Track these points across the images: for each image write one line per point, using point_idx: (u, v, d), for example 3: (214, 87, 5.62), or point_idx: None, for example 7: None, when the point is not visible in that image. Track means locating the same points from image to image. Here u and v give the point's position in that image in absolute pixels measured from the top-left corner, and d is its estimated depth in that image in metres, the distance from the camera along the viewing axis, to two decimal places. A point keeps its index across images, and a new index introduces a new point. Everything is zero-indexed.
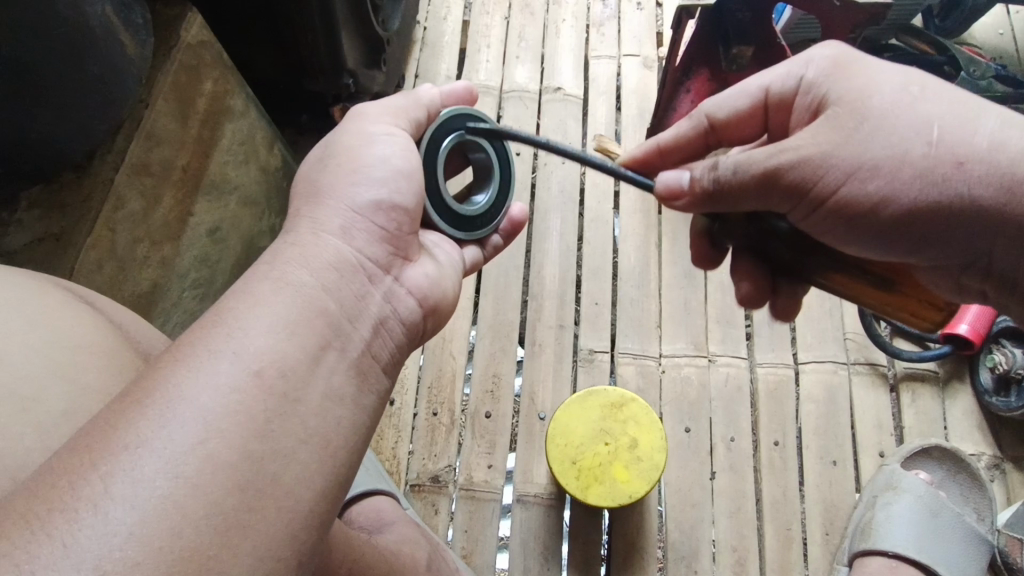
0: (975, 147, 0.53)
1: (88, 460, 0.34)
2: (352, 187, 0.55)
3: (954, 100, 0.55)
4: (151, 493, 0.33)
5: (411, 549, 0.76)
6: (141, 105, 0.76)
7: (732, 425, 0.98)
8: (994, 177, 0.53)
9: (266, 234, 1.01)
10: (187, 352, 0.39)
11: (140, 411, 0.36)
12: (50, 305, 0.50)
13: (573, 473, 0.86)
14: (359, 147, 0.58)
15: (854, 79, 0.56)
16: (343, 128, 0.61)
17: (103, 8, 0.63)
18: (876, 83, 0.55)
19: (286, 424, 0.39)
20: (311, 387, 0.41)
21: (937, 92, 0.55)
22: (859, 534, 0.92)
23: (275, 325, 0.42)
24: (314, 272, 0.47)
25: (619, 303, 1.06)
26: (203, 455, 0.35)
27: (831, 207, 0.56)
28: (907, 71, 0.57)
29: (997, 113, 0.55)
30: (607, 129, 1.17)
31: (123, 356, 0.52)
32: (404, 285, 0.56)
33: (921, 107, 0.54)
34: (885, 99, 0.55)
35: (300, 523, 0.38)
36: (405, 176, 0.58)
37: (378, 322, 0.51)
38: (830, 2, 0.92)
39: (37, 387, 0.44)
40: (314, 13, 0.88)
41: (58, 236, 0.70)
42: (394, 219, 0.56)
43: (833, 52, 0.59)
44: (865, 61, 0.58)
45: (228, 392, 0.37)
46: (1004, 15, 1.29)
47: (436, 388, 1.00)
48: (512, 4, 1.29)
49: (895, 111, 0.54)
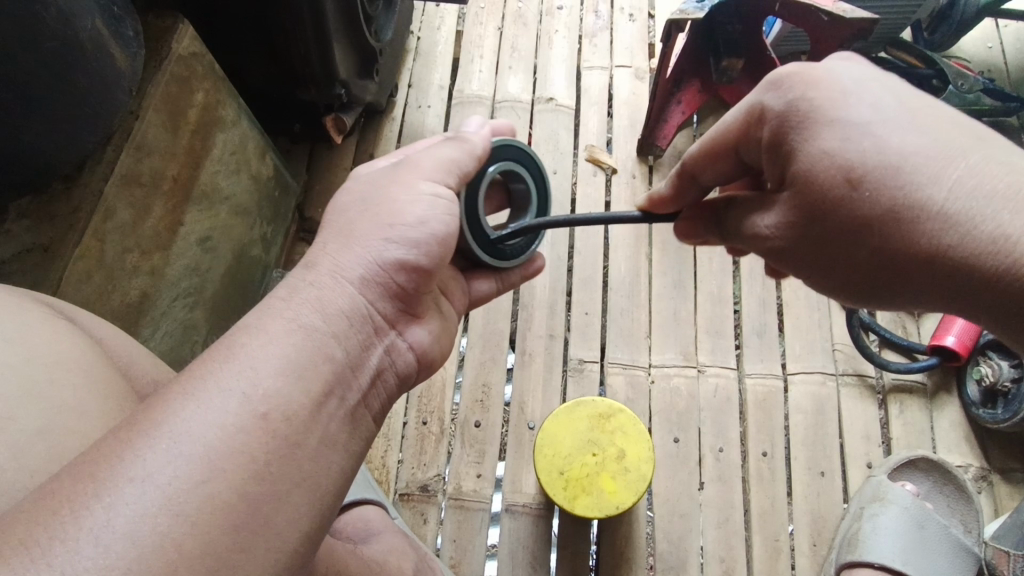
0: (929, 236, 0.47)
1: (92, 490, 0.34)
2: (382, 241, 0.51)
3: (916, 178, 0.47)
4: (150, 530, 0.33)
5: (398, 559, 0.76)
6: (132, 116, 0.77)
7: (721, 435, 0.98)
8: (947, 275, 0.47)
9: (257, 242, 1.02)
10: (195, 385, 0.39)
11: (149, 443, 0.35)
12: (31, 323, 0.50)
13: (561, 483, 0.86)
14: (402, 201, 0.53)
15: (803, 158, 0.50)
16: (393, 175, 0.56)
17: (94, 23, 0.63)
18: (819, 171, 0.49)
19: (286, 467, 0.39)
20: (313, 432, 0.41)
21: (902, 164, 0.47)
22: (846, 546, 0.91)
23: (281, 363, 0.41)
24: (328, 313, 0.47)
25: (609, 313, 1.07)
26: (205, 494, 0.35)
27: (805, 277, 0.56)
28: (869, 133, 0.48)
29: (978, 174, 0.46)
30: (599, 140, 1.18)
31: (104, 370, 0.52)
32: (406, 340, 0.57)
33: (871, 197, 0.48)
34: (831, 188, 0.49)
35: (286, 562, 0.38)
36: (440, 241, 0.54)
37: (376, 374, 0.51)
38: (818, 17, 0.92)
39: (15, 403, 0.44)
40: (305, 25, 0.89)
41: (47, 246, 0.70)
42: (412, 280, 0.53)
43: (790, 108, 0.51)
44: (823, 125, 0.49)
45: (235, 432, 0.37)
46: (992, 28, 1.30)
47: (426, 397, 1.00)
48: (505, 14, 1.29)
49: (837, 210, 0.49)
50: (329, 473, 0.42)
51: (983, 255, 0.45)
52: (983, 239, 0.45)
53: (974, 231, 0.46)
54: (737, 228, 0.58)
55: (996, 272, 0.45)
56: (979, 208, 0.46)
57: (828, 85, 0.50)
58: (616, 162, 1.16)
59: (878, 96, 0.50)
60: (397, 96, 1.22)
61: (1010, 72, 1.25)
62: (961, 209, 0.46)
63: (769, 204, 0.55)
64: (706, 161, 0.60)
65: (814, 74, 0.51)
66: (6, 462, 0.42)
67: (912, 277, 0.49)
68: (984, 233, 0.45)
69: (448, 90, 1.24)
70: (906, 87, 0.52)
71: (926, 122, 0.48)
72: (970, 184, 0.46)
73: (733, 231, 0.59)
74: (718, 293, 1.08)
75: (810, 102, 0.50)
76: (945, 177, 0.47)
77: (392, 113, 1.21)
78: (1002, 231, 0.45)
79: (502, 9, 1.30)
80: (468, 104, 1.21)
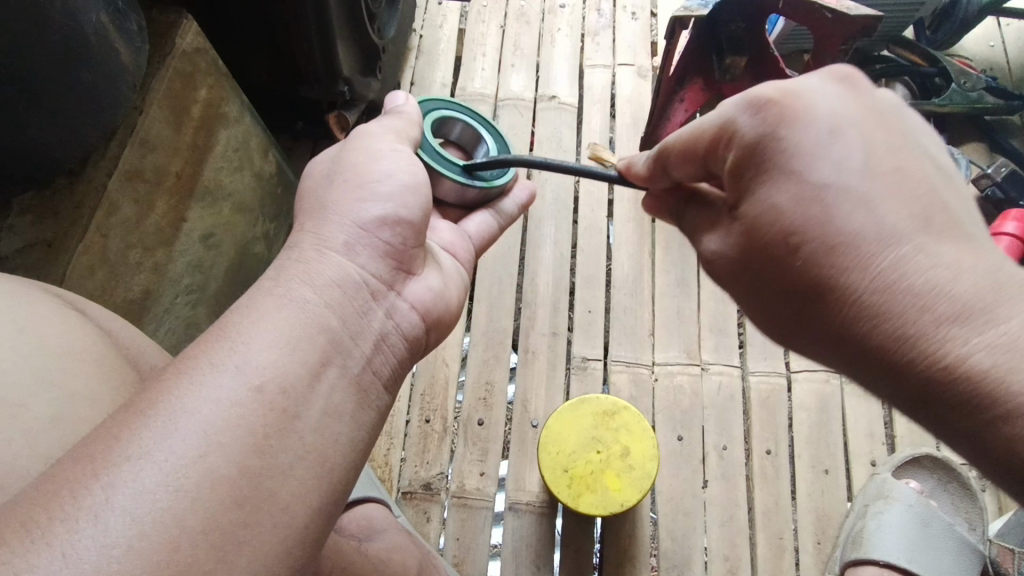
0: (847, 316, 0.46)
1: (91, 470, 0.33)
2: (359, 202, 0.54)
3: (849, 254, 0.45)
4: (150, 507, 0.33)
5: (401, 557, 0.75)
6: (135, 111, 0.76)
7: (724, 433, 0.98)
8: (849, 354, 0.48)
9: (260, 240, 1.02)
10: (191, 365, 0.39)
11: (144, 422, 0.35)
12: (41, 312, 0.49)
13: (565, 481, 0.86)
14: (365, 162, 0.57)
15: (755, 204, 0.48)
16: (347, 145, 0.59)
17: (98, 16, 0.63)
18: (763, 224, 0.48)
19: (285, 438, 0.38)
20: (313, 402, 0.41)
21: (840, 239, 0.45)
22: (851, 544, 0.91)
23: (277, 340, 0.41)
24: (318, 284, 0.47)
25: (612, 311, 1.06)
26: (204, 468, 0.35)
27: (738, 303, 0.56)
28: (812, 198, 0.46)
29: (909, 267, 0.44)
30: (601, 138, 1.18)
31: (114, 361, 0.52)
32: (406, 300, 0.56)
33: (803, 261, 0.47)
34: (771, 242, 0.48)
35: (295, 540, 0.37)
36: (411, 190, 0.57)
37: (380, 338, 0.50)
38: (821, 14, 0.91)
39: (26, 392, 0.44)
40: (308, 20, 0.89)
41: (51, 241, 0.69)
42: (398, 234, 0.55)
43: (756, 146, 0.47)
44: (779, 176, 0.47)
45: (229, 406, 0.37)
46: (994, 26, 1.30)
47: (428, 395, 1.00)
48: (507, 13, 1.29)
49: (769, 262, 0.49)
50: (344, 465, 0.41)
51: (885, 350, 0.45)
52: (889, 337, 0.44)
53: (887, 324, 0.44)
54: (693, 237, 0.58)
55: (889, 370, 0.45)
56: (898, 305, 0.44)
57: (791, 134, 0.46)
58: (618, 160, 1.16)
59: (845, 153, 0.46)
60: (399, 95, 1.22)
61: (1012, 71, 1.25)
62: (880, 300, 0.44)
63: (721, 232, 0.54)
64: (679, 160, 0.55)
65: (791, 109, 0.46)
66: (18, 450, 0.41)
67: (826, 344, 0.49)
68: (893, 332, 0.44)
69: (451, 88, 1.24)
70: (891, 139, 0.47)
71: (878, 193, 0.45)
72: (901, 275, 0.44)
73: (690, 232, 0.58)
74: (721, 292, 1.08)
75: (772, 146, 0.47)
76: (878, 260, 0.44)
77: None
78: (909, 333, 0.43)
79: (504, 7, 1.30)
80: (470, 102, 1.21)
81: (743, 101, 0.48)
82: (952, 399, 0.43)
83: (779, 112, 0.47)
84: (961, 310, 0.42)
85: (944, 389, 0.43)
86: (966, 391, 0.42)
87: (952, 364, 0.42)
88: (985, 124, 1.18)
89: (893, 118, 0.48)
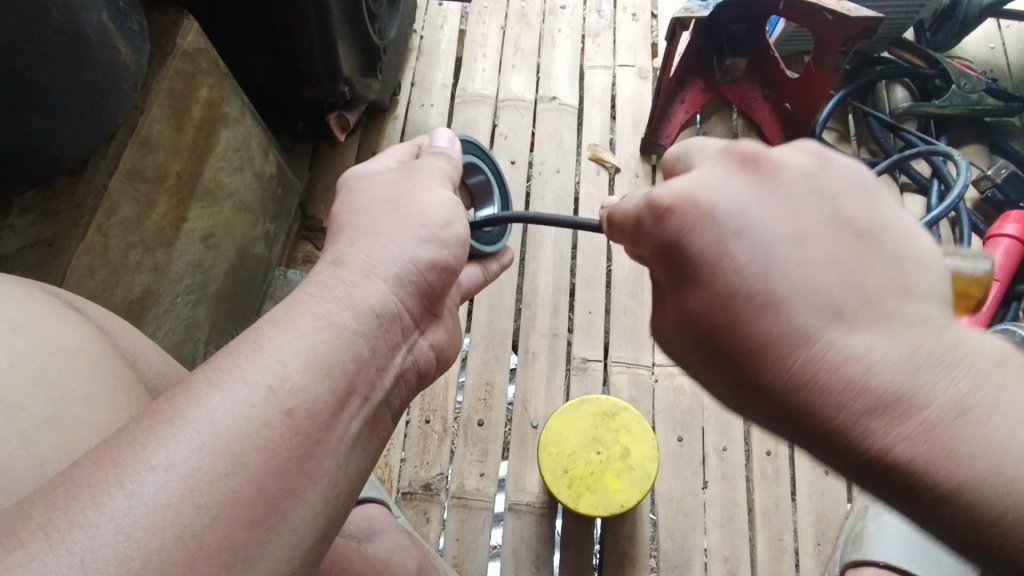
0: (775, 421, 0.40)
1: (114, 477, 0.33)
2: (419, 244, 0.53)
3: (767, 362, 0.38)
4: (173, 521, 0.32)
5: (401, 558, 0.75)
6: (136, 111, 0.76)
7: (725, 434, 0.98)
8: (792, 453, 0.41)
9: (260, 240, 1.02)
10: (221, 374, 0.38)
11: (172, 431, 0.35)
12: (38, 313, 0.49)
13: (565, 482, 0.86)
14: (427, 203, 0.56)
15: (673, 304, 0.43)
16: (406, 178, 0.58)
17: (99, 16, 0.63)
18: (686, 324, 0.42)
19: (306, 466, 0.38)
20: (334, 431, 0.41)
21: (757, 345, 0.38)
22: (851, 545, 0.89)
23: (310, 362, 0.41)
24: (360, 312, 0.46)
25: (612, 312, 1.06)
26: (227, 487, 0.34)
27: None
28: (723, 303, 0.39)
29: (826, 364, 0.36)
30: (602, 139, 1.18)
31: (113, 361, 0.52)
32: (427, 338, 0.56)
33: (723, 365, 0.41)
34: (693, 340, 0.42)
35: (302, 557, 0.38)
36: (463, 242, 0.57)
37: (399, 373, 0.50)
38: (822, 15, 0.91)
39: (23, 393, 0.44)
40: (310, 21, 0.89)
41: (51, 241, 0.69)
42: (438, 278, 0.55)
43: (663, 250, 0.42)
44: (688, 281, 0.40)
45: (258, 424, 0.37)
46: (995, 28, 1.30)
47: (429, 396, 1.00)
48: (508, 14, 1.29)
49: (698, 362, 0.43)
50: (346, 472, 0.42)
51: (820, 455, 0.38)
52: (817, 444, 0.37)
53: (825, 439, 0.36)
54: None
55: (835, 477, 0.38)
56: (818, 410, 0.36)
57: (690, 227, 0.40)
58: (619, 161, 1.16)
59: (752, 242, 0.38)
60: (400, 95, 1.22)
61: (1011, 73, 1.25)
62: (810, 412, 0.36)
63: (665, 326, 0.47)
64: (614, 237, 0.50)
65: (687, 200, 0.40)
66: (14, 452, 0.41)
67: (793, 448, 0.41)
68: (820, 440, 0.37)
69: (451, 89, 1.24)
70: (811, 195, 0.39)
71: (797, 281, 0.37)
72: (820, 374, 0.36)
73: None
74: None
75: (679, 245, 0.41)
76: (794, 362, 0.37)
77: (395, 111, 1.21)
78: (856, 444, 0.35)
79: (505, 8, 1.30)
80: (471, 102, 1.21)
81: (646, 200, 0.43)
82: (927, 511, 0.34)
83: (679, 206, 0.40)
84: (889, 406, 0.34)
85: (909, 498, 0.34)
86: (925, 497, 0.34)
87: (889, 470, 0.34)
88: (985, 126, 1.18)
89: (807, 176, 0.39)
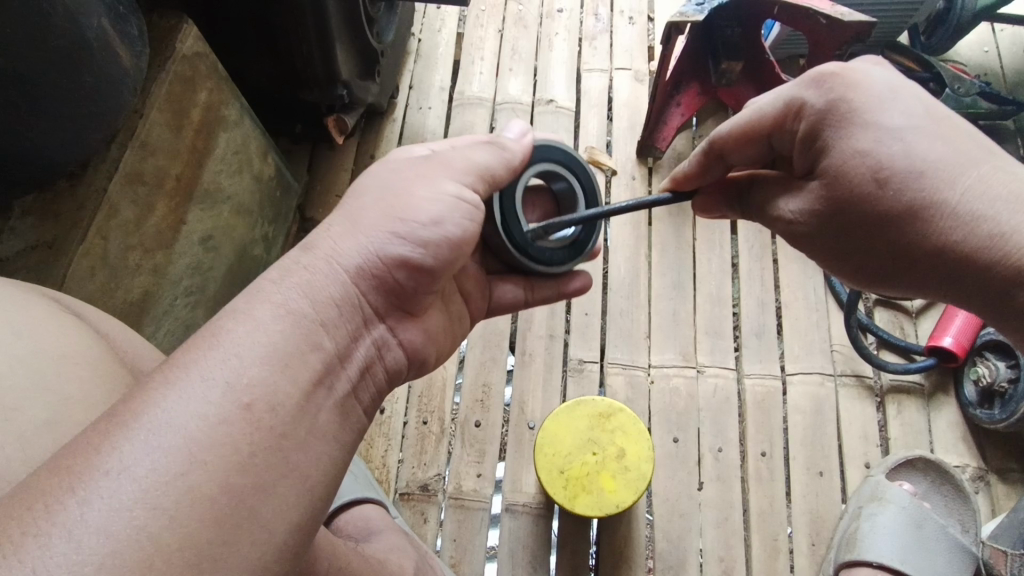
0: (945, 235, 0.52)
1: (67, 484, 0.33)
2: (393, 238, 0.51)
3: (942, 177, 0.52)
4: (126, 524, 0.33)
5: (398, 557, 0.76)
6: (136, 114, 0.77)
7: (720, 435, 0.99)
8: (944, 270, 0.53)
9: (258, 242, 1.02)
10: (175, 373, 0.39)
11: (126, 434, 0.35)
12: (37, 316, 0.50)
13: (561, 482, 0.86)
14: (416, 192, 0.53)
15: (838, 157, 0.54)
16: (414, 165, 0.56)
17: (100, 21, 0.64)
18: (853, 170, 0.53)
19: (271, 458, 0.39)
20: (301, 421, 0.42)
21: (927, 167, 0.52)
22: (844, 546, 0.91)
23: (267, 354, 0.41)
24: (316, 297, 0.46)
25: (609, 313, 1.07)
26: (185, 487, 0.35)
27: (819, 257, 0.61)
28: (900, 138, 0.52)
29: (988, 182, 0.51)
30: (599, 142, 1.19)
31: (111, 365, 0.52)
32: (397, 336, 0.57)
33: (896, 196, 0.52)
34: (861, 185, 0.53)
35: (271, 557, 0.38)
36: (449, 241, 0.53)
37: (366, 367, 0.51)
38: (815, 20, 0.93)
39: (21, 396, 0.45)
40: (307, 23, 0.90)
41: (52, 243, 0.70)
42: (412, 278, 0.53)
43: (831, 114, 0.54)
44: (859, 126, 0.53)
45: (216, 422, 0.37)
46: (989, 32, 1.31)
47: (426, 397, 1.01)
48: (506, 17, 1.30)
49: (865, 206, 0.54)
50: (320, 468, 0.42)
51: (983, 255, 0.51)
52: (986, 239, 0.51)
53: (971, 233, 0.51)
54: (762, 209, 0.63)
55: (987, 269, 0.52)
56: (986, 212, 0.51)
57: (857, 93, 0.54)
58: (616, 164, 1.17)
59: (909, 104, 0.54)
60: (398, 98, 1.23)
61: (1006, 76, 1.26)
62: (971, 210, 0.51)
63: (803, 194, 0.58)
64: (738, 142, 0.61)
65: (852, 76, 0.54)
66: (12, 454, 0.42)
67: (914, 266, 0.55)
68: (987, 234, 0.51)
69: (449, 92, 1.24)
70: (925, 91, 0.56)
71: (948, 133, 0.53)
72: (983, 188, 0.51)
73: (759, 208, 0.63)
74: (717, 294, 1.08)
75: (849, 106, 0.54)
76: (964, 178, 0.52)
77: (393, 114, 1.22)
78: (999, 231, 0.51)
79: (502, 12, 1.31)
80: (469, 105, 1.22)
81: (807, 80, 0.56)
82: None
83: (843, 79, 0.54)
84: None
85: None
86: None
87: None
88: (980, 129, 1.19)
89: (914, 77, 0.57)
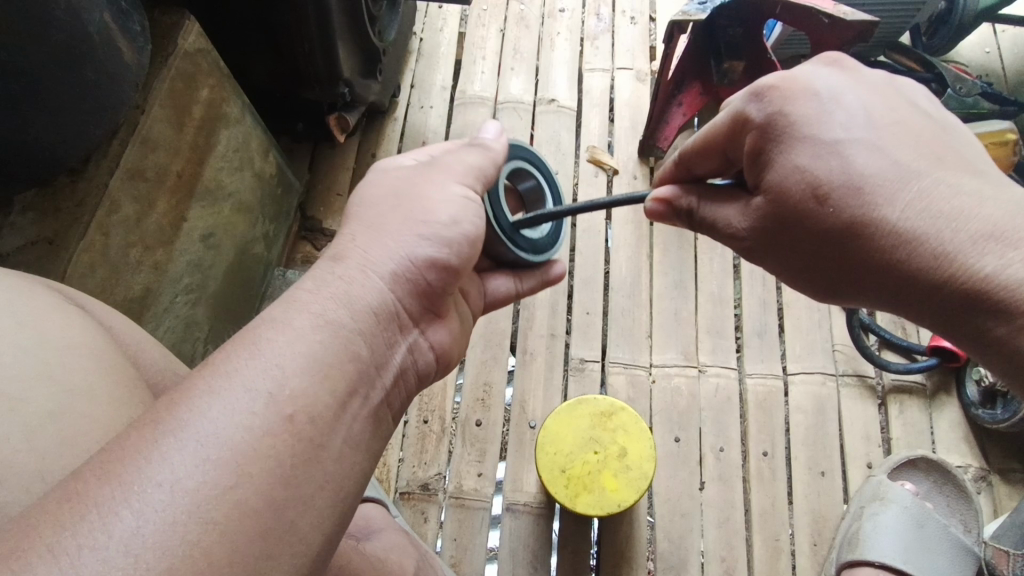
0: (885, 250, 0.52)
1: (120, 496, 0.33)
2: (416, 243, 0.51)
3: (880, 193, 0.52)
4: (181, 539, 0.33)
5: (398, 556, 0.75)
6: (137, 111, 0.77)
7: (721, 434, 0.99)
8: (890, 284, 0.53)
9: (261, 240, 1.02)
10: (221, 383, 0.38)
11: (177, 447, 0.35)
12: (41, 306, 0.50)
13: (563, 481, 0.86)
14: (433, 197, 0.54)
15: (778, 171, 0.55)
16: (421, 172, 0.56)
17: (102, 16, 0.64)
18: (790, 184, 0.54)
19: (310, 471, 0.39)
20: (336, 433, 0.41)
21: (866, 182, 0.52)
22: (847, 545, 0.91)
23: (308, 364, 0.41)
24: (356, 309, 0.46)
25: (610, 313, 1.07)
26: (233, 500, 0.35)
27: (778, 271, 0.61)
28: (838, 153, 0.53)
29: (930, 197, 0.51)
30: (600, 141, 1.19)
31: (114, 356, 0.52)
32: (428, 339, 0.56)
33: (835, 211, 0.53)
34: (802, 201, 0.54)
35: (308, 565, 0.38)
36: (470, 242, 0.54)
37: (400, 373, 0.50)
38: (820, 19, 0.91)
39: (25, 386, 0.44)
40: (310, 22, 0.90)
41: (52, 238, 0.69)
42: (441, 279, 0.53)
43: (771, 127, 0.55)
44: (797, 141, 0.54)
45: (262, 434, 0.37)
46: (990, 33, 1.31)
47: (427, 396, 1.00)
48: (507, 16, 1.30)
49: (805, 219, 0.55)
50: (352, 478, 0.42)
51: (927, 268, 0.50)
52: (928, 256, 0.50)
53: (915, 250, 0.51)
54: (709, 228, 0.63)
55: (932, 285, 0.51)
56: (928, 228, 0.50)
57: (796, 107, 0.55)
58: (618, 163, 1.17)
59: (853, 116, 0.54)
60: (399, 97, 1.23)
61: (1007, 77, 1.26)
62: (911, 227, 0.51)
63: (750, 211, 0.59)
64: (699, 158, 0.64)
65: (794, 89, 0.55)
66: (16, 445, 0.42)
67: (864, 281, 0.55)
68: (930, 250, 0.50)
69: (450, 91, 1.24)
70: (884, 103, 0.55)
71: (893, 147, 0.53)
72: (925, 203, 0.51)
73: (705, 228, 0.63)
74: (718, 294, 1.08)
75: (787, 118, 0.55)
76: (907, 193, 0.51)
77: (395, 112, 1.22)
78: (942, 249, 0.50)
79: (504, 11, 1.31)
80: (470, 104, 1.21)
81: (749, 93, 0.57)
82: (981, 304, 0.49)
83: (783, 93, 0.55)
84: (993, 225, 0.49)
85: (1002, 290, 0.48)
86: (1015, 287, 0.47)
87: (988, 271, 0.48)
88: None
89: (878, 86, 0.57)
